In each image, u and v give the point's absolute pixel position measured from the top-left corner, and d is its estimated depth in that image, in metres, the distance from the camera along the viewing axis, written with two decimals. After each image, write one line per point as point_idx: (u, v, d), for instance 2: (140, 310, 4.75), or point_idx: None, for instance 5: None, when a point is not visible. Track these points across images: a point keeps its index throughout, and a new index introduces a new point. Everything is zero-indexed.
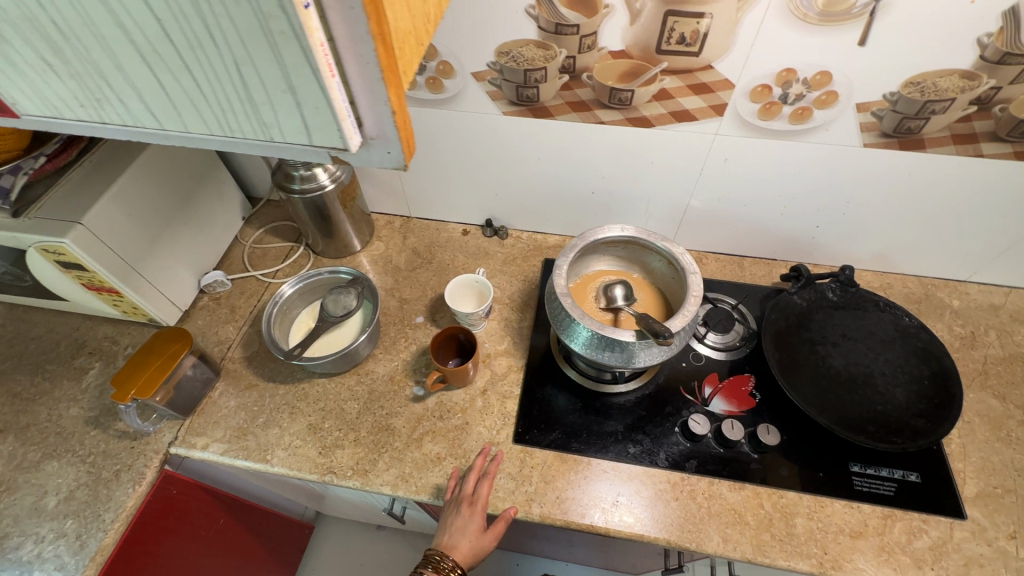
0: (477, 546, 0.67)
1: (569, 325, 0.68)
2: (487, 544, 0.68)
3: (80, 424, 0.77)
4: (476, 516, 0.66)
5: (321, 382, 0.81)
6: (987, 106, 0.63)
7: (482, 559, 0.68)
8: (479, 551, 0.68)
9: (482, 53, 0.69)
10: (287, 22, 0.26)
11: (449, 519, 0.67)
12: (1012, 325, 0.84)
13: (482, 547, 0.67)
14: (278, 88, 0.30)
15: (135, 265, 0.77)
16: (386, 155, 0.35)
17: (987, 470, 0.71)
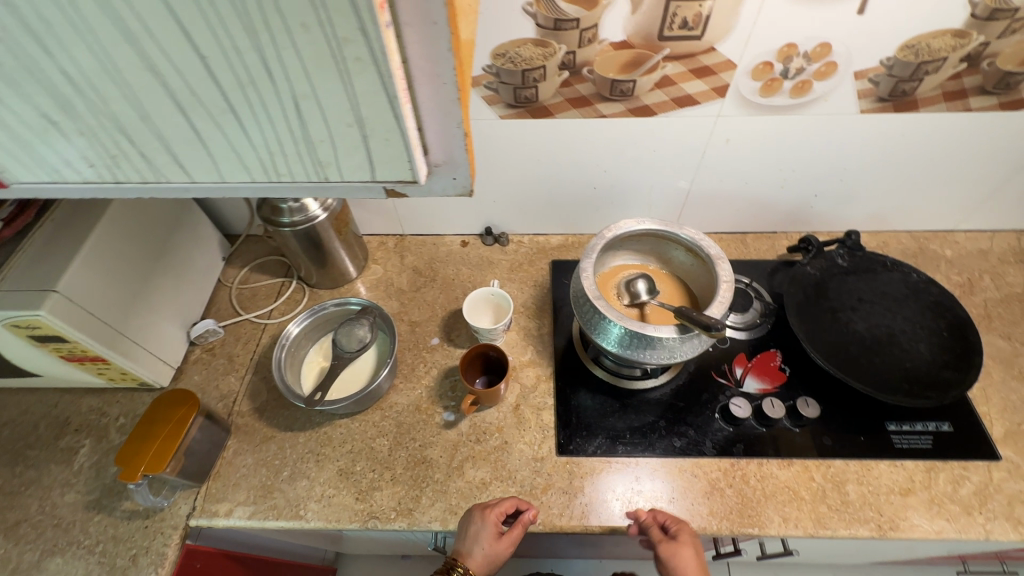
0: (493, 555, 0.62)
1: (604, 328, 0.66)
2: (504, 553, 0.62)
3: (80, 511, 0.69)
4: (488, 519, 0.63)
5: (343, 423, 0.76)
6: (976, 61, 0.65)
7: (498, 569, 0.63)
8: (495, 561, 0.63)
9: (477, 57, 0.65)
10: (366, 47, 0.23)
11: (465, 525, 0.64)
12: (1002, 267, 0.89)
13: (497, 555, 0.62)
14: (342, 121, 0.27)
15: (119, 327, 0.69)
16: (451, 181, 0.32)
17: (1009, 409, 0.74)
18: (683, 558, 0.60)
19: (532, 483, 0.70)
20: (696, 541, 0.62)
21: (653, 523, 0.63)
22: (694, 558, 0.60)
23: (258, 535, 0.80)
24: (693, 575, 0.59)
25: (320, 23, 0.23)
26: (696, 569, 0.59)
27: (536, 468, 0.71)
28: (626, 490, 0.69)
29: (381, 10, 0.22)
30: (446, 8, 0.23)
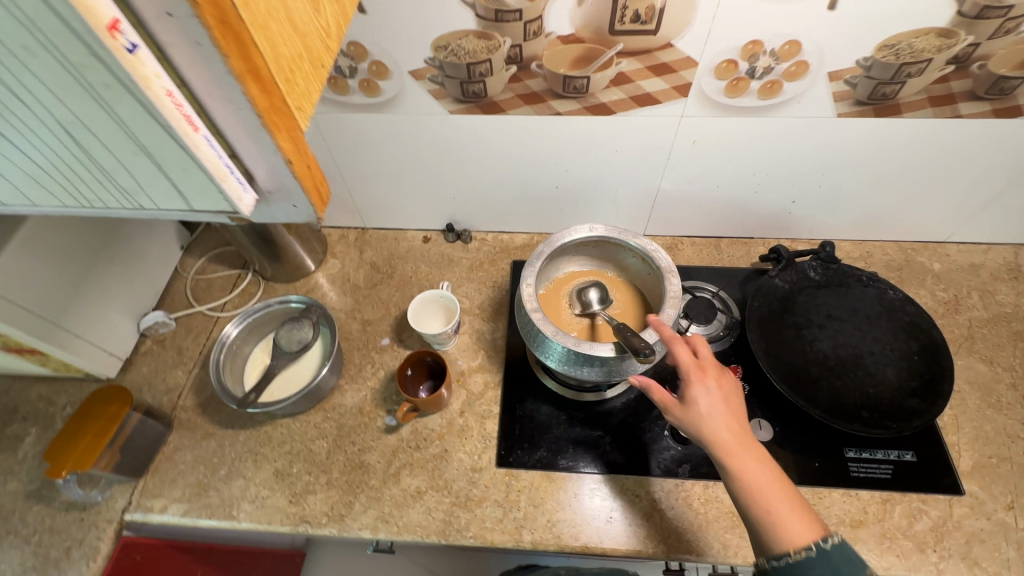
0: None
1: (542, 342, 0.63)
2: None
3: (21, 500, 0.70)
4: None
5: (284, 423, 0.75)
6: (965, 64, 0.59)
7: None
8: None
9: (417, 49, 0.61)
10: (108, 73, 0.20)
11: None
12: (993, 284, 0.83)
13: None
14: (127, 150, 0.24)
15: (56, 320, 0.68)
16: (293, 209, 0.29)
17: (981, 440, 0.69)
18: (700, 422, 0.52)
19: (467, 494, 0.68)
20: (718, 391, 0.54)
21: (659, 390, 0.55)
22: (719, 412, 0.52)
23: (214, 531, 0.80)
24: (717, 431, 0.51)
25: (46, 45, 0.19)
26: (723, 424, 0.51)
27: (473, 479, 0.69)
28: (580, 492, 0.68)
29: (112, 30, 0.19)
30: (207, 28, 0.20)
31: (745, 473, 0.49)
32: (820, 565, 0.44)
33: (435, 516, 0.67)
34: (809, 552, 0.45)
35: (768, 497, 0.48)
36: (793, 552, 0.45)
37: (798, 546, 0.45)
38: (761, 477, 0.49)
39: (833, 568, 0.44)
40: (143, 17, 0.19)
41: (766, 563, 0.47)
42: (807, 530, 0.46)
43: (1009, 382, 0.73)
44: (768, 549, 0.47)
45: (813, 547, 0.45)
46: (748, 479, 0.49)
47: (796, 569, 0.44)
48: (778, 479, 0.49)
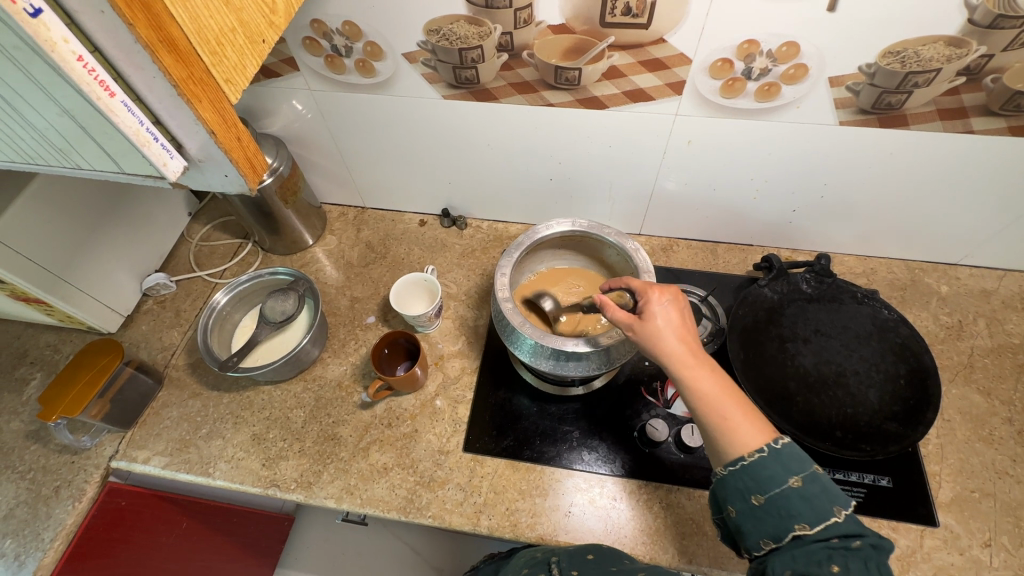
0: None
1: (512, 333, 0.63)
2: None
3: (20, 439, 0.75)
4: None
5: (266, 390, 0.77)
6: (977, 76, 0.56)
7: None
8: None
9: (409, 32, 0.62)
10: (15, 34, 0.21)
11: None
12: (1004, 312, 0.78)
13: None
14: (52, 110, 0.25)
15: (60, 273, 0.72)
16: (225, 179, 0.30)
17: (965, 472, 0.66)
18: (653, 336, 0.51)
19: (431, 475, 0.69)
20: (671, 304, 0.53)
21: (613, 307, 0.53)
22: (672, 326, 0.51)
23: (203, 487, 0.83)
24: (670, 344, 0.50)
25: None
26: (676, 336, 0.50)
27: (439, 461, 0.70)
28: (577, 487, 0.67)
29: None
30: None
31: (698, 383, 0.48)
32: (772, 463, 0.44)
33: (398, 492, 0.68)
34: (760, 453, 0.45)
35: (721, 406, 0.47)
36: (747, 455, 0.45)
37: (749, 450, 0.46)
38: (712, 388, 0.48)
39: (785, 465, 0.44)
40: None
41: (722, 469, 0.47)
42: (757, 434, 0.46)
43: (1005, 416, 0.70)
44: (723, 456, 0.47)
45: (765, 448, 0.45)
46: (700, 389, 0.48)
47: (750, 470, 0.45)
48: (728, 388, 0.48)
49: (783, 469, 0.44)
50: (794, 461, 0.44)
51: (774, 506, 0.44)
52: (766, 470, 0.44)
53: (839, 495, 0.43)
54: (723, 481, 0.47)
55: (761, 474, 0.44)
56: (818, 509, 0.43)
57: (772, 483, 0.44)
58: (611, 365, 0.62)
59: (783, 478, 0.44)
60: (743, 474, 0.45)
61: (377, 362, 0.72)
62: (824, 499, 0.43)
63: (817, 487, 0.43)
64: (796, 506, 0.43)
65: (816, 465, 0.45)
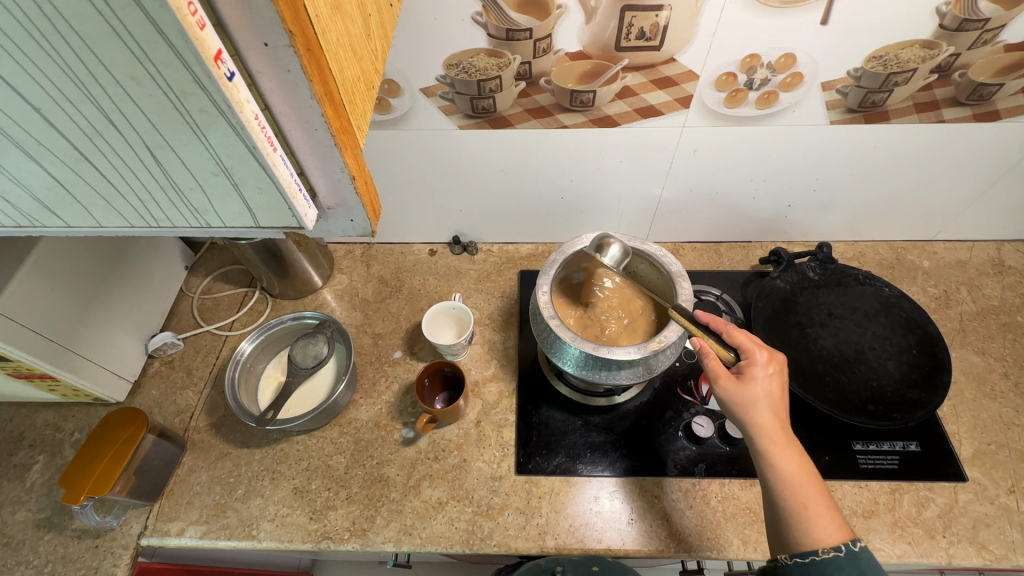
0: None
1: (558, 347, 0.64)
2: None
3: (31, 530, 0.68)
4: None
5: (301, 440, 0.74)
6: (947, 73, 0.63)
7: None
8: None
9: (429, 68, 0.63)
10: (208, 98, 0.21)
11: None
12: (980, 279, 0.87)
13: None
14: (206, 170, 0.25)
15: (68, 343, 0.67)
16: (350, 223, 0.30)
17: (979, 428, 0.72)
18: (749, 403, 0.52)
19: (488, 502, 0.68)
20: (765, 381, 0.53)
21: (716, 359, 0.54)
22: (767, 401, 0.52)
23: (228, 555, 0.77)
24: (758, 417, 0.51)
25: (150, 74, 0.20)
26: (769, 412, 0.51)
27: (494, 488, 0.70)
28: (604, 492, 0.69)
29: (216, 60, 0.20)
30: (298, 56, 0.21)
31: (780, 462, 0.50)
32: (848, 565, 0.44)
33: (457, 526, 0.67)
34: (837, 552, 0.45)
35: (799, 493, 0.48)
36: (821, 551, 0.45)
37: (829, 544, 0.46)
38: (796, 472, 0.49)
39: (860, 570, 0.44)
40: (239, 47, 0.21)
41: (789, 560, 0.47)
42: (829, 535, 0.46)
43: (1001, 371, 0.77)
44: (794, 546, 0.47)
45: (842, 547, 0.45)
46: (784, 468, 0.49)
47: (823, 567, 0.45)
48: (813, 481, 0.49)
49: (858, 574, 0.44)
50: (874, 571, 0.44)
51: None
52: (840, 572, 0.44)
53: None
54: (785, 570, 0.47)
55: (832, 574, 0.44)
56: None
57: None
58: (647, 374, 0.64)
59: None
60: (812, 570, 0.45)
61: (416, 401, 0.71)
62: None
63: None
64: None
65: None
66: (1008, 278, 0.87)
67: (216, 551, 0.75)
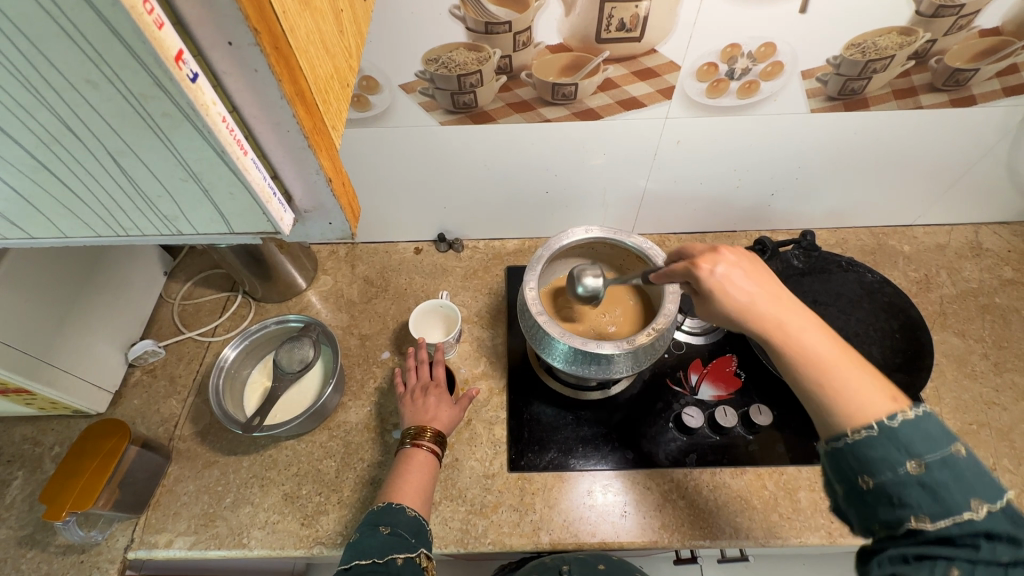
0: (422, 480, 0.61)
1: (547, 342, 0.64)
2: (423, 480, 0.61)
3: (12, 547, 0.66)
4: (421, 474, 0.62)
5: (289, 445, 0.73)
6: (924, 59, 0.64)
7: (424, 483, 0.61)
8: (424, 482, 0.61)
9: (408, 63, 0.62)
10: (169, 101, 0.20)
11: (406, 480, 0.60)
12: (959, 262, 0.88)
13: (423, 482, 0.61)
14: (174, 176, 0.24)
15: (44, 356, 0.65)
16: (328, 226, 0.29)
17: (961, 408, 0.73)
18: (734, 278, 0.44)
19: (482, 501, 0.68)
20: (742, 266, 0.45)
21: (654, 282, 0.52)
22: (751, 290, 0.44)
23: (219, 564, 0.76)
24: (743, 298, 0.44)
25: (108, 77, 0.19)
26: (755, 294, 0.44)
27: (487, 486, 0.69)
28: (597, 485, 0.69)
29: (177, 61, 0.19)
30: (265, 55, 0.20)
31: (805, 344, 0.41)
32: (883, 443, 0.37)
33: (451, 525, 0.66)
34: (868, 431, 0.38)
35: (825, 370, 0.40)
36: (849, 432, 0.38)
37: (899, 407, 0.38)
38: (821, 346, 0.41)
39: (900, 447, 0.37)
40: (202, 45, 0.20)
41: (826, 447, 0.40)
42: (889, 394, 0.38)
43: (981, 352, 0.78)
44: (827, 428, 0.40)
45: (874, 424, 0.38)
46: (808, 350, 0.41)
47: (857, 449, 0.38)
48: (840, 349, 0.41)
49: (899, 451, 0.37)
50: (944, 437, 0.36)
51: (890, 495, 0.37)
52: (877, 454, 0.37)
53: (986, 487, 0.35)
54: (827, 457, 0.41)
55: (869, 456, 0.37)
56: (963, 489, 0.35)
57: (885, 468, 0.37)
58: (640, 366, 0.64)
59: (901, 462, 0.36)
60: (848, 454, 0.38)
61: (406, 414, 0.68)
62: (960, 492, 0.35)
63: (944, 473, 0.36)
64: (914, 495, 0.36)
65: (952, 445, 0.36)
66: (986, 260, 0.88)
67: (207, 561, 0.73)
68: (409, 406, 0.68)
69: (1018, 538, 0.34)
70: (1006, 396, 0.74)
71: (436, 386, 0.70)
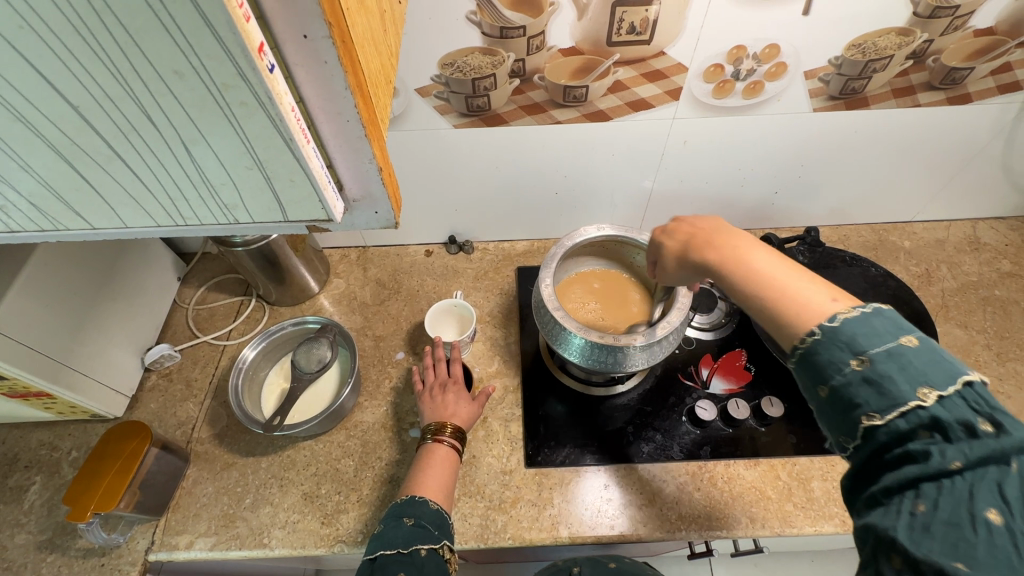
0: (445, 469, 0.62)
1: (563, 337, 0.65)
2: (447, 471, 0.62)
3: (31, 552, 0.66)
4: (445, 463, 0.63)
5: (307, 445, 0.74)
6: (921, 59, 0.66)
7: (448, 471, 0.62)
8: (448, 470, 0.63)
9: (424, 67, 0.64)
10: (248, 90, 0.21)
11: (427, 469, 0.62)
12: (959, 256, 0.91)
13: (447, 471, 0.62)
14: (240, 165, 0.25)
15: (65, 360, 0.66)
16: (374, 215, 0.31)
17: None
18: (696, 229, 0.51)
19: (500, 496, 0.69)
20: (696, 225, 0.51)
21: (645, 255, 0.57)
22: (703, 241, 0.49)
23: (236, 566, 0.76)
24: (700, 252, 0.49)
25: (194, 67, 0.20)
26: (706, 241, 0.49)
27: (505, 481, 0.70)
28: (611, 477, 0.70)
29: (259, 52, 0.20)
30: (335, 47, 0.22)
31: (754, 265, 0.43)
32: (826, 345, 0.35)
33: (470, 521, 0.67)
34: (812, 335, 0.36)
35: (772, 282, 0.41)
36: (798, 342, 0.37)
37: (843, 309, 0.36)
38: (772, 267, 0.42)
39: (844, 343, 0.35)
40: (279, 39, 0.21)
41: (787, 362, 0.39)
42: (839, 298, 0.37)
43: (983, 342, 0.80)
44: (786, 344, 0.39)
45: (815, 330, 0.36)
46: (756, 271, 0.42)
47: (805, 356, 0.37)
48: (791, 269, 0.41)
49: (843, 350, 0.35)
50: (889, 332, 0.34)
51: (842, 398, 0.35)
52: (822, 356, 0.36)
53: (940, 376, 0.32)
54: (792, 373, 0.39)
55: (818, 359, 0.36)
56: (910, 380, 0.33)
57: (833, 371, 0.35)
58: (653, 360, 0.65)
59: (845, 361, 0.35)
60: (801, 362, 0.37)
61: (425, 410, 0.69)
62: (906, 383, 0.33)
63: (893, 369, 0.33)
64: (865, 393, 0.34)
65: (900, 337, 0.34)
66: (984, 254, 0.91)
67: (225, 563, 0.73)
68: (428, 403, 0.69)
69: (974, 430, 0.31)
70: (1010, 385, 0.76)
71: (454, 382, 0.71)
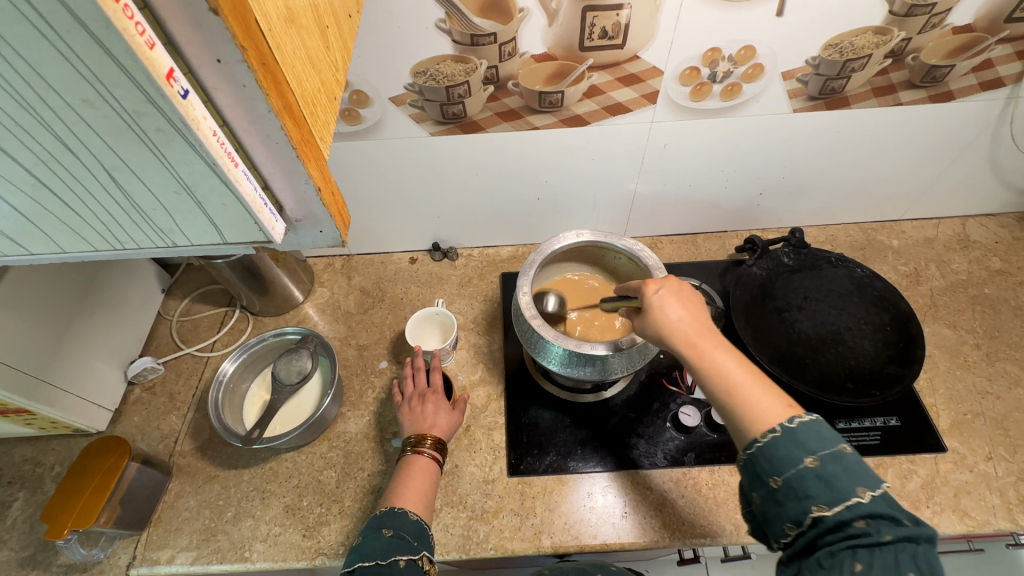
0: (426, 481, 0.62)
1: (542, 346, 0.64)
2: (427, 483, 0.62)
3: (13, 569, 0.66)
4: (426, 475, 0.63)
5: (290, 457, 0.74)
6: (900, 57, 0.66)
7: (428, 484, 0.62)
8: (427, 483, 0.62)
9: (397, 76, 0.63)
10: (162, 118, 0.21)
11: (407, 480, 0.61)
12: (948, 255, 0.89)
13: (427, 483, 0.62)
14: (168, 190, 0.24)
15: (45, 376, 0.65)
16: (319, 235, 0.30)
17: (955, 399, 0.74)
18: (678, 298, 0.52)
19: (483, 506, 0.68)
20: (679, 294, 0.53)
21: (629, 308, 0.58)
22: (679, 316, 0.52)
23: None
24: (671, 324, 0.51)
25: (102, 95, 0.20)
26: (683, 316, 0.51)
27: (487, 491, 0.70)
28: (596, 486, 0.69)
29: (169, 78, 0.20)
30: (253, 70, 0.21)
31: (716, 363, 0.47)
32: (786, 442, 0.41)
33: (452, 532, 0.66)
34: (773, 433, 0.42)
35: (730, 381, 0.46)
36: (759, 437, 0.43)
37: (799, 410, 0.43)
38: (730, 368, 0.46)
39: (801, 444, 0.41)
40: (192, 64, 0.21)
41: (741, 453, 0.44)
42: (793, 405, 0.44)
43: (973, 342, 0.79)
44: (741, 436, 0.44)
45: (777, 427, 0.42)
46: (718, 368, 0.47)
47: (765, 451, 0.42)
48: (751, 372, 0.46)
49: (798, 449, 0.41)
50: (831, 436, 0.42)
51: (793, 490, 0.41)
52: (782, 451, 0.41)
53: (869, 473, 0.40)
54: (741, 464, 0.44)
55: (776, 456, 0.42)
56: (852, 476, 0.40)
57: (788, 466, 0.41)
58: (632, 368, 0.65)
59: (800, 459, 0.41)
60: (758, 457, 0.43)
61: (405, 421, 0.68)
62: (849, 479, 0.39)
63: (835, 466, 0.40)
64: (813, 487, 0.40)
65: (839, 444, 0.41)
66: (974, 252, 0.89)
67: None
68: (408, 414, 0.69)
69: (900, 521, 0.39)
70: (999, 385, 0.75)
71: (433, 392, 0.70)
